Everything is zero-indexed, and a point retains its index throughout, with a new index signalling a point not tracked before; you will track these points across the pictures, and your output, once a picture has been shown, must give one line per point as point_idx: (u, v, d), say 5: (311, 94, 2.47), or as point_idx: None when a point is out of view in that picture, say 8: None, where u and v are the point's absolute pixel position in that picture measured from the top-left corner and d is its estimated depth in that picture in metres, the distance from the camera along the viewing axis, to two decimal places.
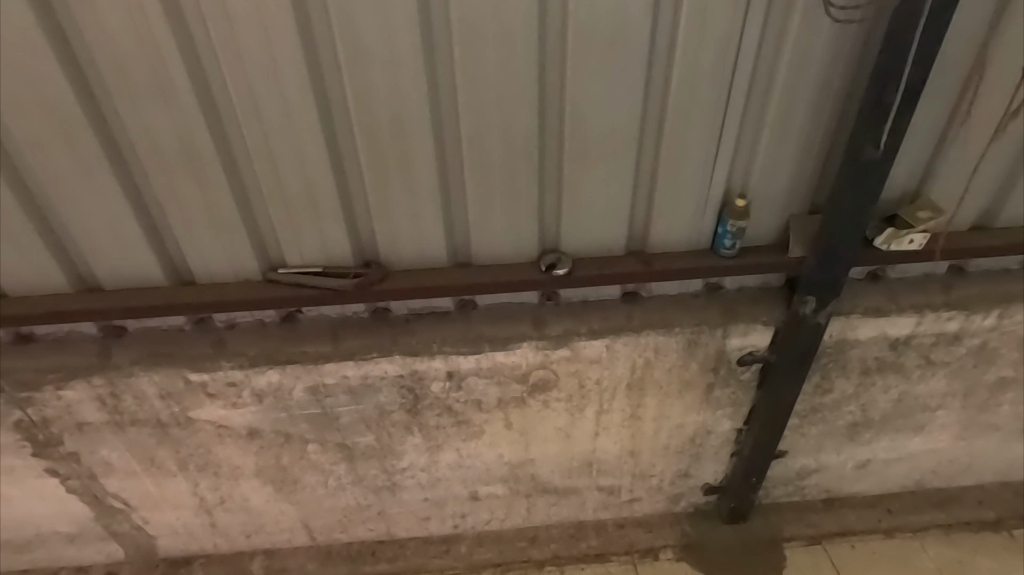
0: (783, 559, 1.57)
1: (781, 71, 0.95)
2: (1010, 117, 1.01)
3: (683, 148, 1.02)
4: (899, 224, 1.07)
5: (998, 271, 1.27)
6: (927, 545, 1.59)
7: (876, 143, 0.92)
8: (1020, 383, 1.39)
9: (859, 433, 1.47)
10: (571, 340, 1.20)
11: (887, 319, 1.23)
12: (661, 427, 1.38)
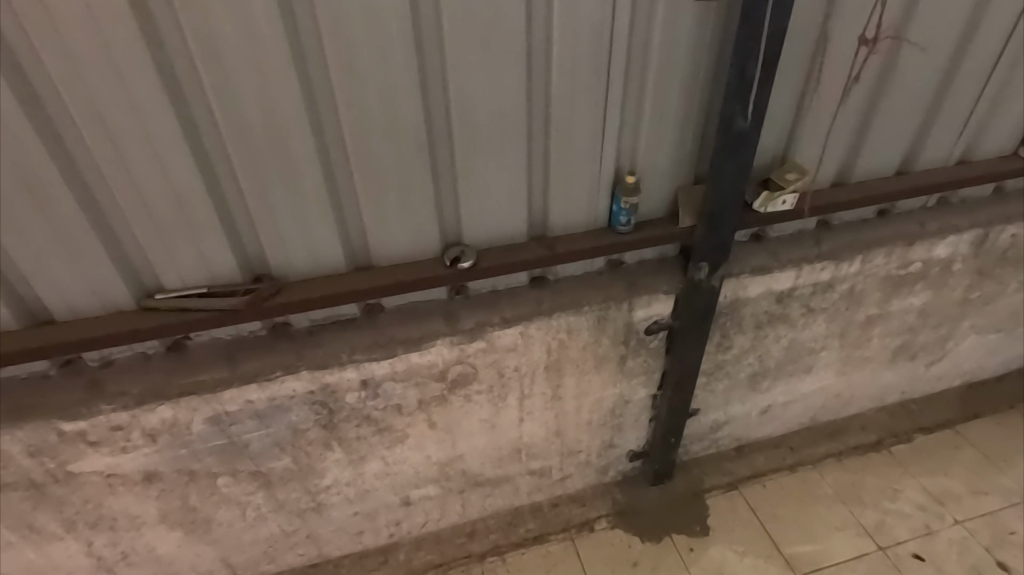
0: (706, 508, 1.68)
1: (654, 51, 0.99)
2: (853, 82, 1.11)
3: (571, 131, 1.03)
4: (772, 187, 1.15)
5: (858, 221, 1.41)
6: (826, 472, 1.76)
7: (745, 114, 0.98)
8: (885, 319, 1.57)
9: (759, 381, 1.59)
10: (485, 332, 1.19)
11: (771, 276, 1.33)
12: (583, 404, 1.42)
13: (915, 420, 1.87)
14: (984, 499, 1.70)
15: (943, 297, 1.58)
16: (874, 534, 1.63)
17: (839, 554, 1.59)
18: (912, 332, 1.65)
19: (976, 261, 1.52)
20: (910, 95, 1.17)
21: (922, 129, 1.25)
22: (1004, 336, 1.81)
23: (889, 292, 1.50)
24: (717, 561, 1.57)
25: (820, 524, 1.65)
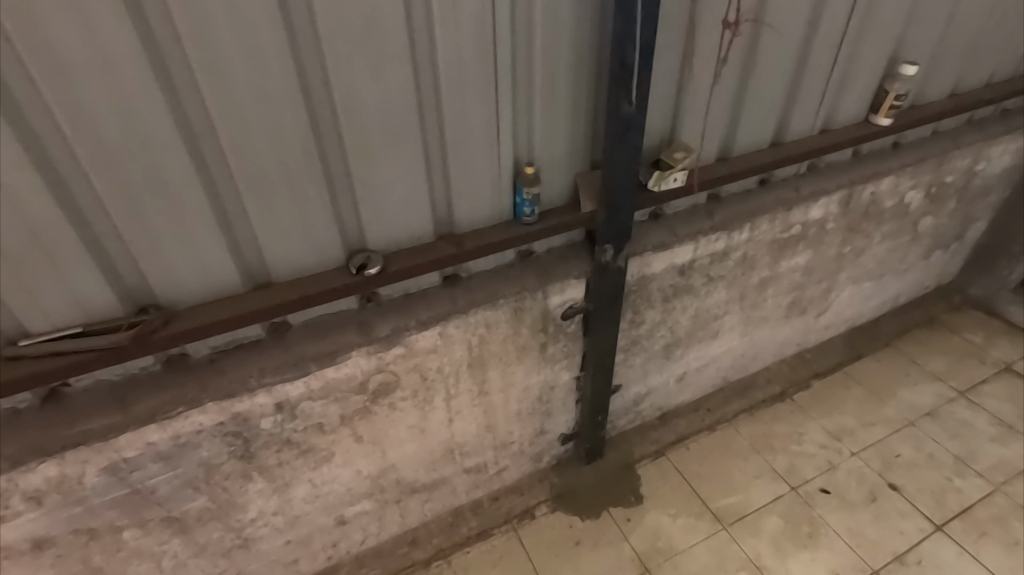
0: (638, 477, 1.76)
1: (538, 42, 1.00)
2: (722, 63, 1.19)
3: (466, 126, 1.03)
4: (663, 167, 1.21)
5: (743, 192, 1.52)
6: (740, 427, 1.89)
7: (630, 98, 1.02)
8: (776, 279, 1.71)
9: (673, 351, 1.68)
10: (402, 337, 1.16)
11: (672, 251, 1.41)
12: (510, 395, 1.44)
13: (811, 367, 2.06)
14: (874, 430, 1.87)
15: (822, 254, 1.74)
16: (786, 477, 1.75)
17: (759, 501, 1.69)
18: (800, 289, 1.81)
19: (845, 219, 1.69)
20: (773, 72, 1.27)
21: (787, 102, 1.36)
22: (875, 283, 2.02)
23: (777, 254, 1.63)
24: (652, 527, 1.64)
25: (739, 476, 1.76)
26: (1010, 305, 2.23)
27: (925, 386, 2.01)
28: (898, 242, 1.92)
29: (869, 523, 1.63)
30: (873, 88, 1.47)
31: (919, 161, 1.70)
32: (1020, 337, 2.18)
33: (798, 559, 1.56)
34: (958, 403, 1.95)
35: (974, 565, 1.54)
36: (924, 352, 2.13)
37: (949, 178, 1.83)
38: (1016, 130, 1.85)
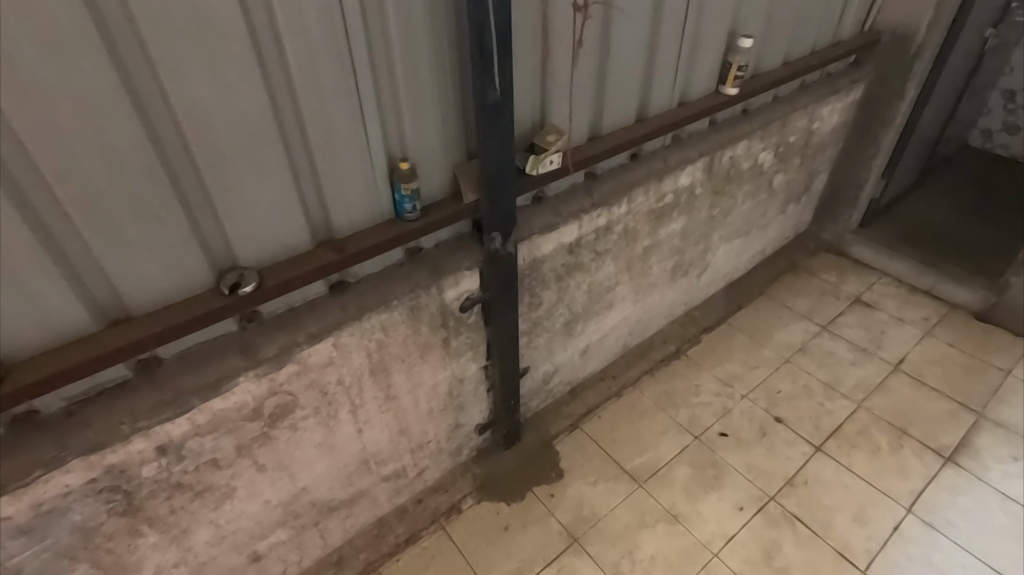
0: (557, 453, 1.82)
1: (393, 34, 0.97)
2: (578, 45, 1.23)
3: (329, 127, 0.99)
4: (537, 151, 1.23)
5: (617, 167, 1.59)
6: (644, 389, 2.01)
7: (494, 86, 1.03)
8: (658, 246, 1.82)
9: (574, 327, 1.74)
10: (293, 354, 1.10)
11: (558, 231, 1.45)
12: (419, 396, 1.42)
13: (699, 324, 2.23)
14: (758, 371, 2.07)
15: (695, 218, 1.88)
16: (689, 428, 1.88)
17: (668, 455, 1.80)
18: (680, 253, 1.94)
19: (710, 183, 1.83)
20: (628, 52, 1.33)
21: (645, 79, 1.44)
22: (744, 240, 2.22)
23: (655, 223, 1.73)
24: (575, 497, 1.70)
25: (648, 434, 1.87)
26: (854, 244, 2.55)
27: (795, 325, 2.25)
28: (758, 199, 2.12)
29: (763, 456, 1.79)
30: (718, 61, 1.60)
31: (766, 125, 1.87)
32: (864, 271, 2.50)
33: (707, 501, 1.68)
34: (822, 336, 2.19)
35: (850, 475, 1.74)
36: (791, 296, 2.38)
37: (791, 138, 2.04)
38: (840, 91, 2.10)
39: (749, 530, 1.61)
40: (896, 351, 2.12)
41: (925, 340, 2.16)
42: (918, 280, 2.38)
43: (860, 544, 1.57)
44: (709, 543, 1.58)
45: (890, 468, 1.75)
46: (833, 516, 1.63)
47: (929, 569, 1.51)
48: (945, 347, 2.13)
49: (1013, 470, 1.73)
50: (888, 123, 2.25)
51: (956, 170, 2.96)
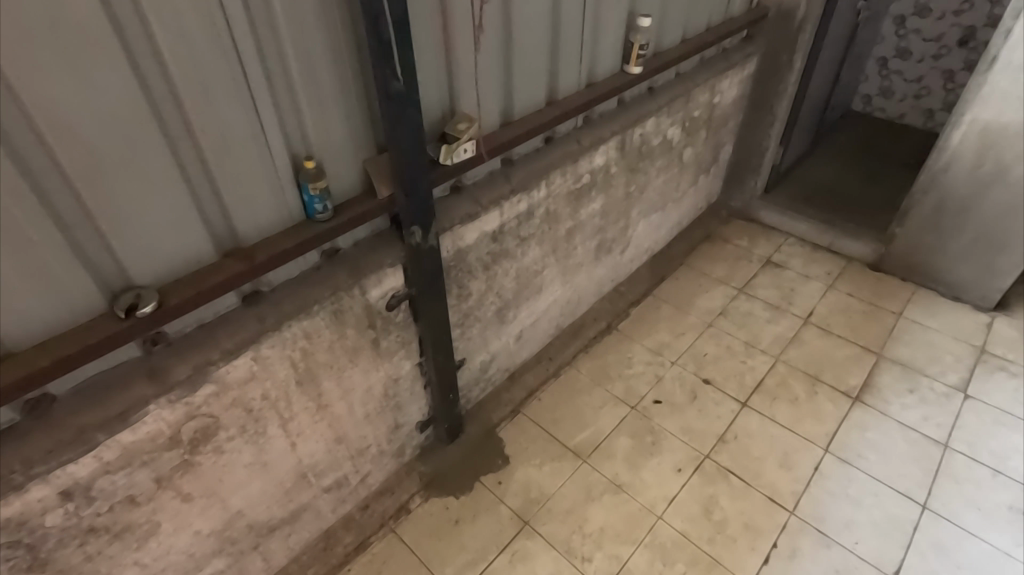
0: (501, 440, 1.83)
1: (283, 26, 0.92)
2: (480, 30, 1.21)
3: (222, 129, 0.92)
4: (449, 140, 1.21)
5: (533, 151, 1.59)
6: (580, 366, 2.06)
7: (396, 76, 1.00)
8: (580, 227, 1.85)
9: (506, 313, 1.75)
10: (209, 374, 1.03)
11: (480, 220, 1.44)
12: (354, 400, 1.37)
13: (627, 298, 2.30)
14: (684, 338, 2.16)
15: (613, 197, 1.93)
16: (625, 399, 1.95)
17: (607, 427, 1.86)
18: (602, 231, 1.99)
19: (624, 161, 1.88)
20: (530, 34, 1.33)
21: (551, 62, 1.44)
22: (661, 213, 2.31)
23: (575, 204, 1.76)
24: (522, 481, 1.72)
25: (588, 410, 1.91)
26: (760, 209, 2.71)
27: (715, 290, 2.37)
28: (671, 174, 2.20)
29: (695, 418, 1.89)
30: (620, 41, 1.63)
31: (671, 101, 1.94)
32: (772, 233, 2.66)
33: (648, 467, 1.75)
34: (740, 298, 2.33)
35: (773, 425, 1.86)
36: (708, 263, 2.51)
37: (696, 113, 2.12)
38: (735, 65, 2.21)
39: (688, 489, 1.69)
40: (805, 305, 2.29)
41: (828, 292, 2.34)
42: (819, 238, 2.57)
43: (787, 487, 1.69)
44: (653, 507, 1.65)
45: (808, 414, 1.88)
46: (762, 465, 1.74)
47: (848, 501, 1.65)
48: (846, 297, 2.32)
49: (911, 401, 1.91)
50: (781, 93, 2.39)
51: (843, 134, 3.21)
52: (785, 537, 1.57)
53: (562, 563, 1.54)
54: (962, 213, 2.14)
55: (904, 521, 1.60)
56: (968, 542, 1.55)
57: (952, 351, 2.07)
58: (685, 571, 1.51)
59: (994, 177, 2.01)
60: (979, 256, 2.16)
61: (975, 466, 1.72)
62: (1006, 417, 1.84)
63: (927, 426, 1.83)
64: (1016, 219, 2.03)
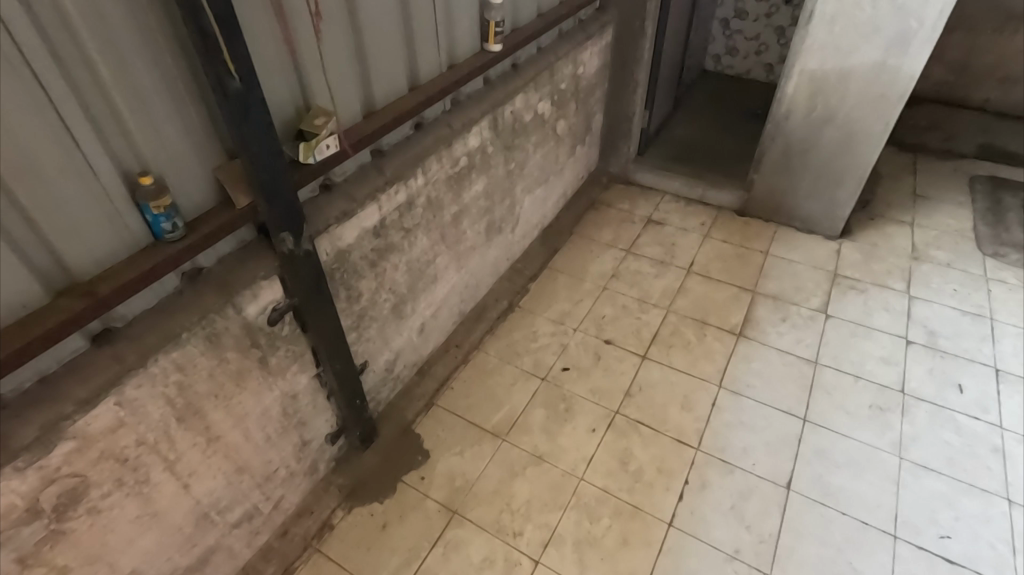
0: (418, 436, 1.81)
1: (84, 30, 0.81)
2: (323, 17, 1.14)
3: (25, 151, 0.80)
4: (308, 137, 1.15)
5: (403, 140, 1.55)
6: (488, 348, 2.08)
7: (231, 73, 0.92)
8: (466, 210, 1.84)
9: (403, 308, 1.71)
10: (64, 430, 0.91)
11: (357, 217, 1.38)
12: (250, 426, 1.29)
13: (524, 274, 2.34)
14: (583, 304, 2.24)
15: (494, 176, 1.93)
16: (535, 372, 1.99)
17: (522, 403, 1.90)
18: (489, 212, 1.99)
19: (499, 140, 1.88)
20: (379, 19, 1.28)
21: (407, 46, 1.40)
22: (545, 187, 2.36)
23: (456, 188, 1.74)
24: (446, 472, 1.71)
25: (501, 390, 1.94)
26: (636, 172, 2.85)
27: (605, 255, 2.47)
28: (548, 147, 2.25)
29: (602, 378, 1.97)
30: (476, 19, 1.62)
31: (537, 76, 1.97)
32: (650, 194, 2.81)
33: (565, 433, 1.81)
34: (629, 259, 2.44)
35: (672, 371, 1.99)
36: (596, 230, 2.61)
37: (562, 85, 2.17)
38: (593, 35, 2.28)
39: (604, 447, 1.77)
40: (686, 257, 2.45)
41: (705, 242, 2.52)
42: (691, 192, 2.76)
43: (691, 425, 1.82)
44: (574, 470, 1.71)
45: (700, 356, 2.03)
46: (667, 410, 1.86)
47: (743, 428, 1.81)
48: (720, 244, 2.51)
49: (784, 329, 2.12)
50: (638, 59, 2.51)
51: (700, 93, 3.44)
52: (694, 472, 1.70)
53: (495, 543, 1.56)
54: (804, 154, 2.38)
55: (791, 437, 1.78)
56: (842, 443, 1.76)
57: (812, 278, 2.32)
58: (611, 524, 1.59)
59: (825, 119, 2.26)
60: (823, 191, 2.42)
61: (841, 376, 1.95)
62: (860, 329, 2.10)
63: (800, 349, 2.05)
64: (847, 154, 2.29)
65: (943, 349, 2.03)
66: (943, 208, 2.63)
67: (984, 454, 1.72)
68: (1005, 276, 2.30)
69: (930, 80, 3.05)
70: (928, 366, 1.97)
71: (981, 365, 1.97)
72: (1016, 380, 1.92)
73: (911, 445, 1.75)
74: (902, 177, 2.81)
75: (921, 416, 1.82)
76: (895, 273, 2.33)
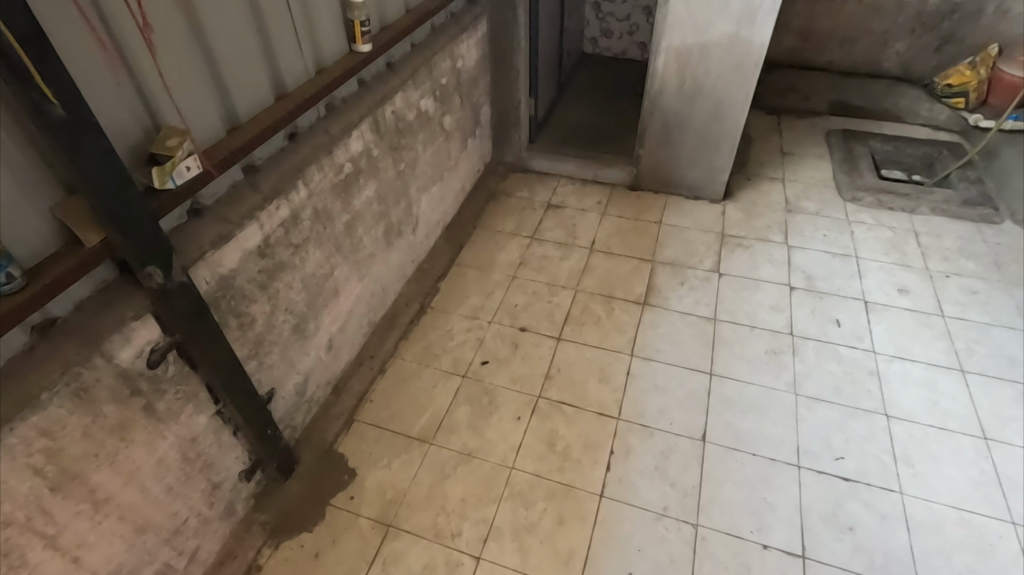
0: (342, 456, 1.74)
1: None
2: (159, 29, 1.05)
3: None
4: (162, 161, 1.06)
5: (278, 152, 1.47)
6: (404, 354, 2.04)
7: (51, 100, 0.83)
8: (359, 217, 1.78)
9: (305, 328, 1.63)
10: None
11: (236, 239, 1.29)
12: (145, 480, 1.18)
13: (432, 274, 2.31)
14: (494, 295, 2.25)
15: (384, 179, 1.88)
16: (455, 370, 1.98)
17: (445, 403, 1.88)
18: (385, 216, 1.94)
19: (384, 142, 1.83)
20: (228, 27, 1.20)
21: (265, 53, 1.32)
22: (440, 185, 2.33)
23: (344, 196, 1.68)
24: (375, 487, 1.67)
25: (422, 394, 1.91)
26: (530, 159, 2.89)
27: (510, 244, 2.49)
28: (437, 144, 2.22)
29: (521, 366, 1.99)
30: (339, 20, 1.55)
31: (414, 73, 1.93)
32: (546, 179, 2.87)
33: (490, 426, 1.81)
34: (533, 245, 2.48)
35: (587, 348, 2.05)
36: (499, 220, 2.62)
37: (443, 80, 2.15)
38: (467, 28, 2.27)
39: (530, 433, 1.79)
40: (587, 236, 2.53)
41: (603, 219, 2.61)
42: (585, 174, 2.84)
43: (610, 397, 1.89)
44: (504, 461, 1.73)
45: (611, 330, 2.11)
46: (586, 387, 1.92)
47: (657, 391, 1.90)
48: (617, 219, 2.61)
49: (684, 292, 2.25)
50: (516, 48, 2.54)
51: (582, 75, 3.54)
52: (618, 441, 1.76)
53: (435, 548, 1.54)
54: (682, 126, 2.52)
55: (700, 392, 1.89)
56: (746, 389, 1.90)
57: (703, 241, 2.47)
58: (545, 506, 1.62)
59: (695, 91, 2.40)
60: (703, 158, 2.58)
61: (738, 328, 2.10)
62: (750, 283, 2.27)
63: (699, 309, 2.18)
64: (718, 122, 2.45)
65: (820, 290, 2.23)
66: (807, 162, 2.89)
67: (863, 378, 1.92)
68: (864, 217, 2.57)
69: (783, 47, 3.32)
70: (810, 307, 2.16)
71: (853, 299, 2.20)
72: (881, 308, 2.16)
73: (803, 381, 1.92)
74: (770, 138, 3.05)
75: (809, 354, 2.00)
76: (774, 227, 2.53)
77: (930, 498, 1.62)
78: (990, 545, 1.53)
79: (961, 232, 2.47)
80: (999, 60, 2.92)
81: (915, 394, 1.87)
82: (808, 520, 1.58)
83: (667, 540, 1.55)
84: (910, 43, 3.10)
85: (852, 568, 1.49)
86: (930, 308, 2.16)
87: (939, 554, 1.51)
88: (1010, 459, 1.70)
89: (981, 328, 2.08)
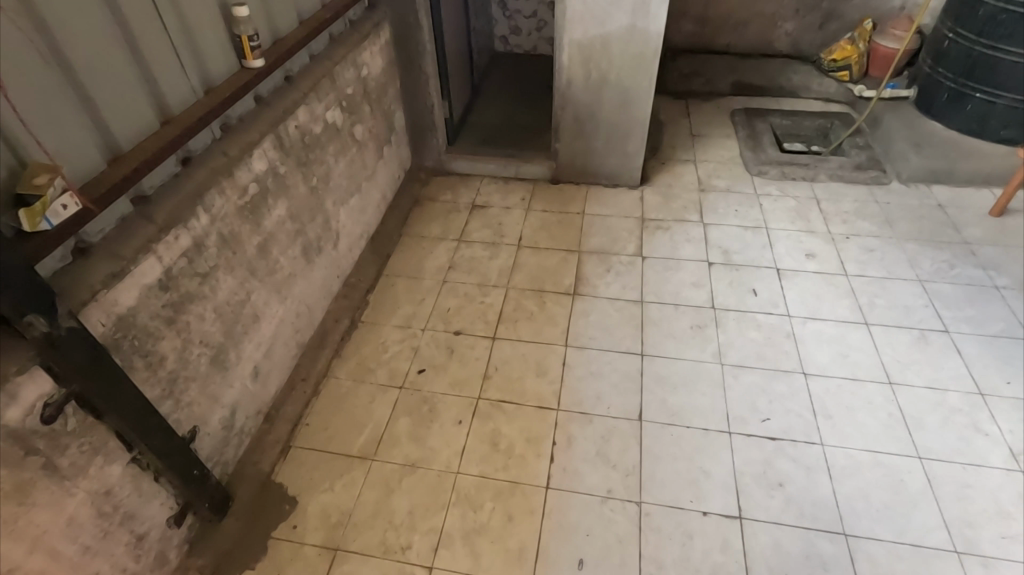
0: (281, 487, 1.68)
1: None
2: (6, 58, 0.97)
3: None
4: (30, 201, 0.99)
5: (171, 179, 1.39)
6: (338, 373, 1.99)
7: None
8: (272, 239, 1.72)
9: (224, 359, 1.56)
10: None
11: (132, 275, 1.22)
12: (55, 542, 1.10)
13: (360, 288, 2.26)
14: (425, 302, 2.23)
15: (295, 196, 1.83)
16: (391, 383, 1.95)
17: (384, 417, 1.85)
18: (301, 234, 1.88)
19: (290, 159, 1.78)
20: (95, 51, 1.12)
21: (142, 76, 1.25)
22: (359, 196, 2.29)
23: (252, 219, 1.62)
24: (318, 512, 1.62)
25: (360, 411, 1.87)
26: (450, 161, 2.88)
27: (438, 249, 2.47)
28: (350, 155, 2.18)
29: (458, 370, 1.99)
30: (226, 37, 1.49)
31: (316, 85, 1.88)
32: (469, 180, 2.87)
33: (432, 433, 1.80)
34: (461, 248, 2.47)
35: (522, 345, 2.06)
36: (425, 226, 2.60)
37: (348, 90, 2.11)
38: (368, 35, 2.23)
39: (472, 435, 1.80)
40: (513, 232, 2.55)
41: (528, 215, 2.64)
42: (506, 171, 2.85)
43: (547, 389, 1.92)
44: (449, 466, 1.72)
45: (544, 324, 2.14)
46: (525, 382, 1.94)
47: (594, 377, 1.95)
48: (542, 214, 2.64)
49: (610, 278, 2.31)
50: (422, 52, 2.53)
51: (496, 74, 3.56)
52: (560, 432, 1.80)
53: (385, 565, 1.52)
54: (593, 117, 2.58)
55: (634, 373, 1.95)
56: (676, 365, 1.97)
57: (625, 228, 2.54)
58: (493, 506, 1.63)
59: (601, 82, 2.47)
60: (617, 147, 2.65)
61: (664, 307, 2.18)
62: (671, 263, 2.36)
63: (627, 292, 2.25)
64: (626, 110, 2.53)
65: (736, 263, 2.35)
66: (716, 142, 3.03)
67: (781, 341, 2.04)
68: (770, 190, 2.72)
69: (683, 34, 3.46)
70: (728, 281, 2.27)
71: (766, 268, 2.33)
72: (792, 274, 2.30)
73: (728, 351, 2.01)
74: (679, 122, 3.18)
75: (731, 324, 2.10)
76: (690, 207, 2.64)
77: (847, 445, 1.74)
78: (903, 480, 1.66)
79: (856, 195, 2.66)
80: (874, 34, 3.15)
81: (827, 351, 2.01)
82: (741, 482, 1.66)
83: (613, 521, 1.59)
84: (797, 23, 3.30)
85: (784, 521, 1.58)
86: (835, 268, 2.31)
87: (859, 495, 1.63)
88: (913, 400, 1.85)
89: (880, 283, 2.25)
